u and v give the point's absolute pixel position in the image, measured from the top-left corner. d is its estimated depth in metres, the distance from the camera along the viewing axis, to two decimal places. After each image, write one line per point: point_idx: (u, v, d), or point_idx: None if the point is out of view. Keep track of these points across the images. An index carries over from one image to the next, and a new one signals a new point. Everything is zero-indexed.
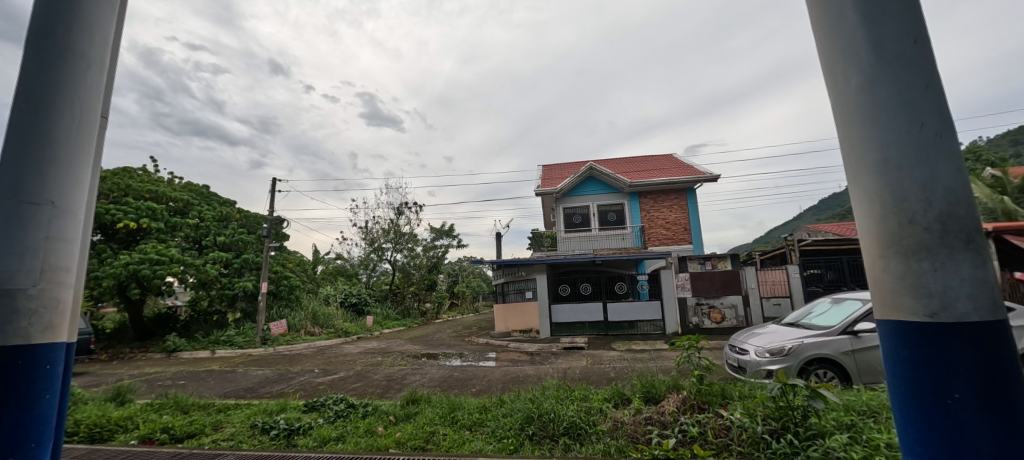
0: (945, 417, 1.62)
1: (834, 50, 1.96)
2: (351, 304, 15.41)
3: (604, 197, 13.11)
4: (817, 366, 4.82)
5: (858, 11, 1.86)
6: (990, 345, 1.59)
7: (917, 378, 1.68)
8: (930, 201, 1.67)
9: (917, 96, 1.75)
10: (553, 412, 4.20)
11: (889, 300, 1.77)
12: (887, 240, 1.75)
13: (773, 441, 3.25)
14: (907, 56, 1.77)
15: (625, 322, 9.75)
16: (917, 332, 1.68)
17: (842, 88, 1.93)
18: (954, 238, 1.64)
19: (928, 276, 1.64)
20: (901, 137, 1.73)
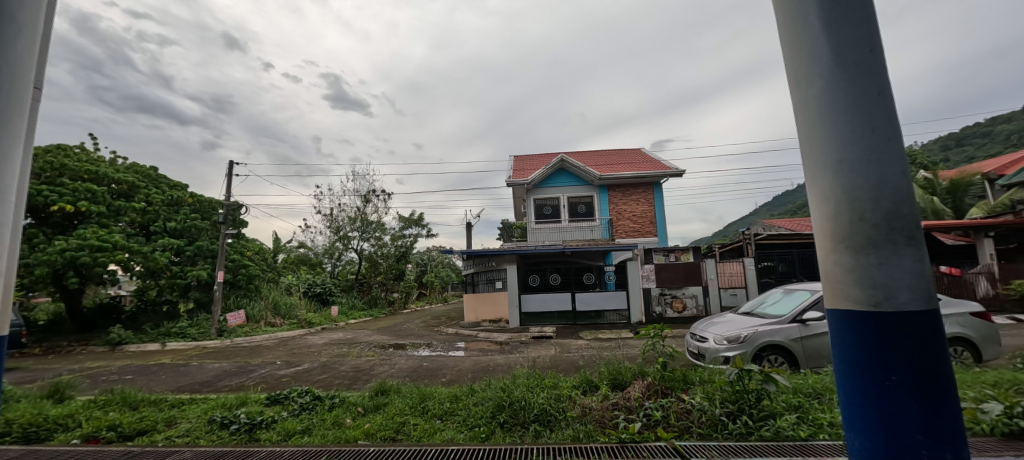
0: (885, 397, 1.79)
1: (798, 54, 2.07)
2: (315, 294, 14.92)
3: (574, 189, 13.28)
4: (771, 352, 5.15)
5: (821, 19, 1.98)
6: (923, 332, 1.76)
7: (863, 363, 1.84)
8: (879, 199, 1.81)
9: (870, 102, 1.88)
10: (524, 399, 4.24)
11: (839, 289, 1.92)
12: (839, 236, 1.89)
13: (730, 422, 3.45)
14: (864, 63, 1.90)
15: (593, 312, 10.01)
16: (864, 321, 1.83)
17: (803, 91, 2.05)
18: (898, 235, 1.80)
19: (875, 268, 1.79)
20: (855, 139, 1.86)
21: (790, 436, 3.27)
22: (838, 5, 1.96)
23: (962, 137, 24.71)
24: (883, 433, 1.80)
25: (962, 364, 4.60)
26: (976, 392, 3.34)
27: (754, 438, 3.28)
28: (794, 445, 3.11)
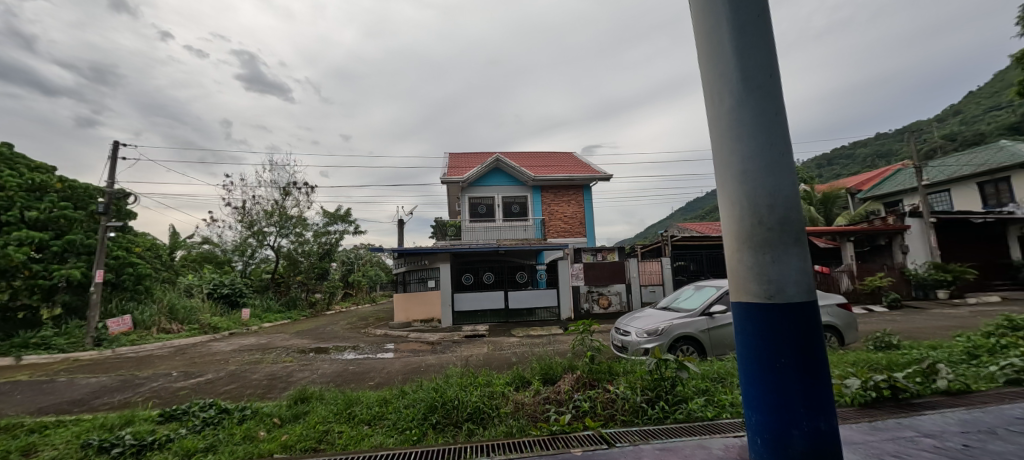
0: (776, 377, 2.16)
1: (712, 74, 2.37)
2: (222, 296, 13.33)
3: (509, 189, 13.43)
4: (683, 342, 5.68)
5: (733, 43, 2.30)
6: (807, 321, 2.14)
7: (759, 349, 2.21)
8: (774, 205, 2.17)
9: (770, 119, 2.23)
10: (457, 399, 4.18)
11: (741, 285, 2.27)
12: (742, 237, 2.24)
13: (649, 408, 3.74)
14: (765, 86, 2.24)
15: (525, 309, 10.18)
16: (761, 312, 2.18)
17: (716, 109, 2.37)
18: (788, 236, 2.16)
19: (770, 266, 2.15)
20: (756, 152, 2.21)
21: (699, 416, 3.62)
22: (745, 32, 2.28)
23: (832, 158, 29.33)
24: (774, 406, 2.19)
25: (829, 347, 5.37)
26: (843, 369, 3.93)
27: (670, 421, 3.59)
28: (703, 424, 3.45)
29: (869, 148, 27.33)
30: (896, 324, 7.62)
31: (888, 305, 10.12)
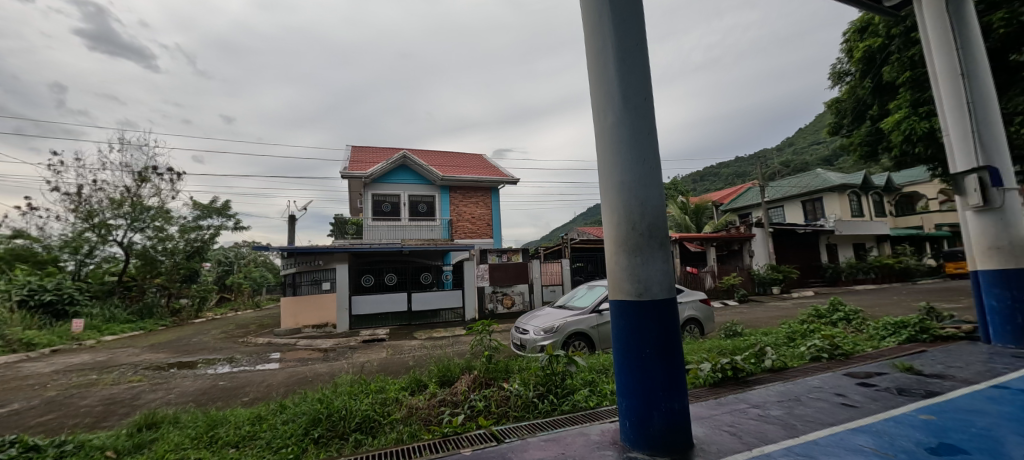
0: (642, 363, 2.78)
1: (603, 94, 3.04)
2: (44, 305, 10.90)
3: (416, 188, 13.11)
4: (576, 338, 6.12)
5: (618, 83, 2.99)
6: (666, 318, 2.79)
7: (630, 341, 2.82)
8: (644, 212, 2.86)
9: (643, 144, 2.93)
10: (345, 409, 3.91)
11: (619, 284, 2.91)
12: (619, 239, 2.90)
13: (540, 403, 3.94)
14: (639, 110, 2.95)
15: (429, 311, 10.07)
16: (632, 309, 2.82)
17: (602, 122, 3.04)
18: (654, 239, 2.85)
19: (640, 264, 2.83)
20: (632, 168, 2.90)
21: (582, 406, 3.93)
22: (627, 75, 2.99)
23: (704, 174, 34.02)
24: (641, 389, 2.78)
25: (692, 336, 6.14)
26: (699, 355, 4.62)
27: (557, 413, 3.83)
28: (586, 413, 3.75)
29: (730, 169, 32.36)
30: (743, 316, 9.11)
31: (741, 301, 12.17)
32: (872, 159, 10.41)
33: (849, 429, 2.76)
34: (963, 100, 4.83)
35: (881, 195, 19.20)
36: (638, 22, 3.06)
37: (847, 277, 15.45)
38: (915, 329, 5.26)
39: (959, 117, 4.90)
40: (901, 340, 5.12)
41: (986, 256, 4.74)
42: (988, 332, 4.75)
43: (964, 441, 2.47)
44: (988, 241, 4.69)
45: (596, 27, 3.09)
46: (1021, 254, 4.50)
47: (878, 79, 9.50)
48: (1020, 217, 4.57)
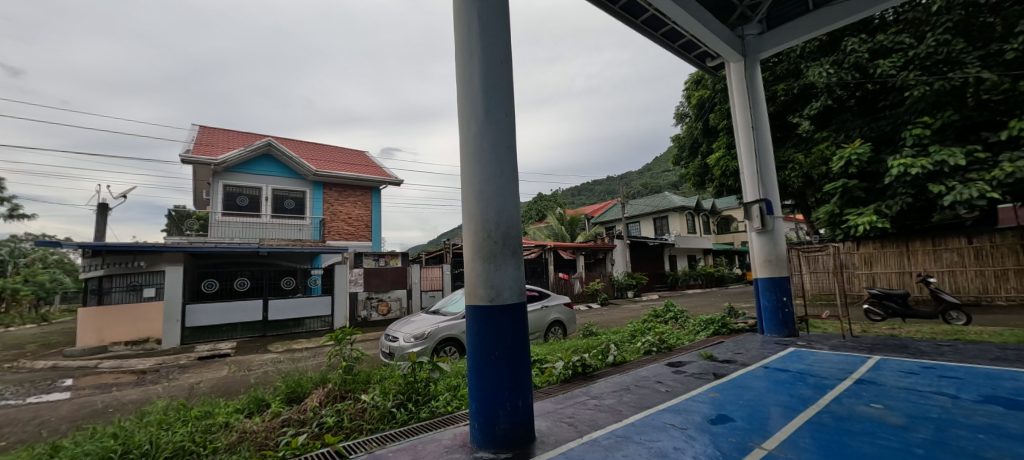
0: (491, 365, 2.89)
1: (468, 105, 3.14)
2: None
3: (281, 180, 11.93)
4: (447, 344, 6.12)
5: (483, 95, 3.11)
6: (516, 321, 2.96)
7: (481, 344, 2.92)
8: (499, 221, 3.01)
9: (502, 156, 3.08)
10: (149, 443, 3.20)
11: (474, 290, 3.00)
12: (476, 246, 3.01)
13: (398, 412, 3.83)
14: (501, 124, 3.10)
15: (291, 320, 9.19)
16: (484, 313, 2.93)
17: (466, 131, 3.13)
18: (508, 247, 3.01)
19: (493, 271, 2.96)
20: (491, 178, 3.03)
21: (441, 411, 3.96)
22: (491, 89, 3.12)
23: (580, 189, 37.46)
24: (489, 390, 2.90)
25: (555, 338, 6.60)
26: (556, 354, 5.05)
27: (413, 422, 3.77)
28: (444, 418, 3.79)
29: (602, 187, 36.37)
30: (599, 318, 10.26)
31: (602, 304, 13.95)
32: (702, 186, 12.67)
33: (659, 409, 3.29)
34: (755, 148, 6.45)
35: (710, 216, 23.36)
36: (505, 41, 3.23)
37: (681, 282, 18.39)
38: (719, 324, 6.83)
39: (751, 161, 6.54)
40: (709, 333, 6.59)
41: (764, 266, 6.39)
42: (763, 324, 6.43)
43: (734, 411, 3.21)
44: (766, 255, 6.33)
45: (465, 40, 3.19)
46: (783, 266, 6.22)
47: (708, 122, 11.65)
48: (781, 238, 6.34)
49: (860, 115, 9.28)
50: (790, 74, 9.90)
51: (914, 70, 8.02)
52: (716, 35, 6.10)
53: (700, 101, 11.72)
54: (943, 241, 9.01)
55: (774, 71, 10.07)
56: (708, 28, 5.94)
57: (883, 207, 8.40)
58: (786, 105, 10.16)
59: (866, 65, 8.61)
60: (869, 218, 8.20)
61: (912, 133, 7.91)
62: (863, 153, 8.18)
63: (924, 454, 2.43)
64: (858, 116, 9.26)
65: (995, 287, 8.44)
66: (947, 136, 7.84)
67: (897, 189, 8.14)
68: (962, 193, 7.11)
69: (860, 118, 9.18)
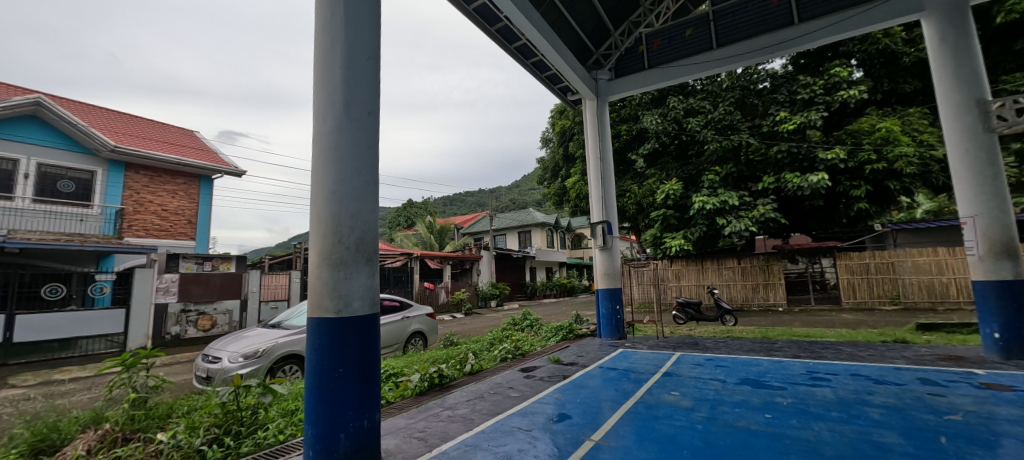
0: (334, 383, 2.64)
1: (324, 96, 2.85)
2: None
3: (59, 155, 9.14)
4: (286, 363, 5.32)
5: (344, 87, 2.87)
6: (367, 334, 2.76)
7: (324, 361, 2.65)
8: (354, 226, 2.79)
9: (362, 156, 2.87)
10: None
11: (317, 301, 2.71)
12: (324, 252, 2.73)
13: (211, 449, 3.07)
14: (362, 122, 2.89)
15: (55, 342, 6.93)
16: (329, 327, 2.66)
17: (321, 125, 2.84)
18: (361, 255, 2.80)
19: (342, 281, 2.72)
20: (347, 179, 2.80)
21: (270, 442, 3.34)
22: (354, 82, 2.90)
23: (452, 199, 37.69)
24: (329, 412, 2.62)
25: (415, 349, 6.40)
26: (412, 366, 4.88)
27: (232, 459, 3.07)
28: (275, 449, 3.20)
29: (473, 199, 37.17)
30: (460, 327, 10.34)
31: (465, 313, 14.12)
32: (560, 205, 13.90)
33: (508, 414, 3.40)
34: (601, 177, 7.35)
35: (567, 232, 25.73)
36: (372, 36, 3.05)
37: (539, 292, 19.74)
38: (567, 330, 7.48)
39: (598, 188, 7.43)
40: (558, 339, 7.18)
41: (604, 279, 7.22)
42: (601, 329, 7.26)
43: (572, 408, 3.52)
44: (605, 269, 7.18)
45: (327, 24, 2.91)
46: (618, 278, 7.13)
47: (567, 149, 12.91)
48: (617, 254, 7.26)
49: (677, 158, 11.30)
50: (630, 118, 11.61)
51: (711, 130, 10.17)
52: (576, 73, 6.82)
53: (562, 129, 12.92)
54: (725, 261, 11.50)
55: (619, 113, 11.66)
56: (570, 65, 6.61)
57: (688, 233, 10.50)
58: (626, 142, 11.75)
59: (681, 120, 10.55)
60: (679, 241, 10.43)
61: (708, 179, 10.10)
62: (675, 190, 10.23)
63: (705, 428, 2.99)
64: (675, 158, 11.28)
65: (755, 296, 11.14)
66: (727, 182, 10.28)
67: (697, 219, 10.23)
68: (737, 226, 9.50)
69: (676, 162, 11.19)
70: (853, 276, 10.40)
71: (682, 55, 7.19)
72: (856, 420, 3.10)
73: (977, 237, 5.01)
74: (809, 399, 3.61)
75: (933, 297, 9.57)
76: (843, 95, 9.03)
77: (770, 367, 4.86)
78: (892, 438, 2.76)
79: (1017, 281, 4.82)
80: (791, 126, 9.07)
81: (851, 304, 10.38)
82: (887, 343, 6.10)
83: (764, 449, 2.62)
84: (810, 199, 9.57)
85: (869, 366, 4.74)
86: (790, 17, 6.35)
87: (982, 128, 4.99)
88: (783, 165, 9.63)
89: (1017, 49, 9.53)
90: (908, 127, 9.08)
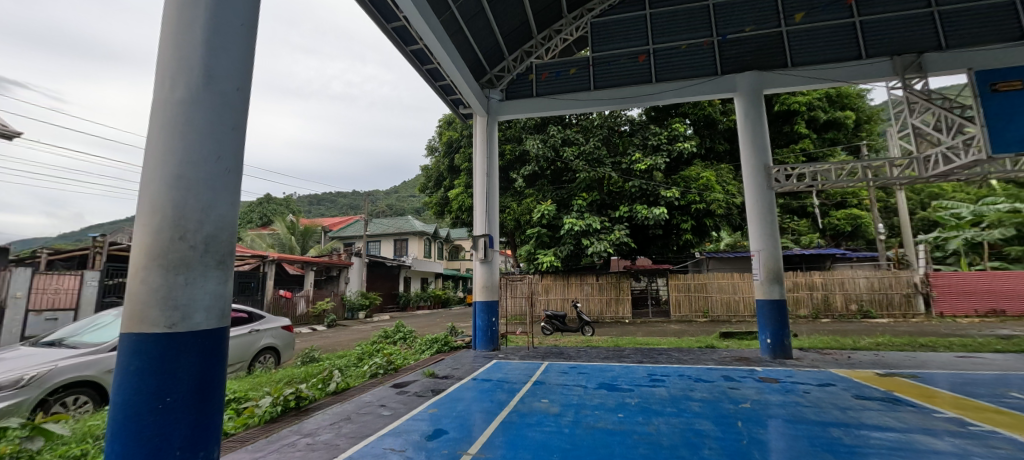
0: (154, 421, 1.87)
1: (173, 56, 2.13)
2: None
3: None
4: (70, 393, 3.59)
5: (206, 44, 2.18)
6: (210, 352, 2.04)
7: (140, 390, 1.88)
8: (204, 222, 2.05)
9: (223, 136, 2.18)
10: None
11: (136, 311, 1.92)
12: (154, 252, 1.95)
13: None
14: (227, 95, 2.21)
15: None
16: (152, 343, 1.90)
17: (165, 89, 2.09)
18: (211, 257, 2.07)
19: (180, 288, 1.96)
20: (197, 161, 2.07)
21: None
22: (221, 40, 2.23)
23: (321, 198, 34.61)
24: None
25: (264, 367, 5.64)
26: (263, 389, 4.30)
27: None
28: None
29: (345, 200, 34.73)
30: (322, 341, 9.46)
31: (328, 326, 12.96)
32: (441, 216, 13.89)
33: (380, 435, 3.25)
34: (487, 193, 7.59)
35: (444, 243, 25.69)
36: None
37: (412, 303, 19.21)
38: (442, 343, 7.43)
39: (483, 202, 7.67)
40: (432, 352, 7.08)
41: (482, 291, 7.44)
42: (476, 341, 7.40)
43: (448, 423, 3.52)
44: (484, 282, 7.40)
45: None
46: (495, 291, 7.40)
47: (453, 161, 13.04)
48: (496, 268, 7.55)
49: (552, 182, 12.28)
50: (513, 139, 12.31)
51: (582, 161, 11.35)
52: (470, 88, 7.00)
53: (449, 140, 13.01)
54: (585, 277, 12.82)
55: (505, 133, 12.29)
56: (466, 80, 6.76)
57: (557, 251, 11.49)
58: (509, 162, 12.45)
59: (559, 148, 11.58)
60: (550, 258, 11.34)
61: (578, 203, 11.24)
62: (550, 211, 11.09)
63: (570, 431, 3.30)
64: (550, 182, 12.24)
65: (607, 309, 12.63)
66: (593, 208, 11.54)
67: (566, 238, 11.24)
68: (598, 247, 10.76)
69: (551, 185, 12.17)
70: (680, 294, 12.50)
71: (566, 90, 7.92)
72: (683, 413, 3.76)
73: (760, 266, 6.55)
74: (649, 399, 4.24)
75: (729, 312, 12.12)
76: (680, 146, 10.97)
77: (618, 371, 5.57)
78: (707, 425, 3.43)
79: (782, 300, 6.42)
80: (643, 166, 10.75)
81: (676, 317, 12.47)
82: (701, 348, 7.51)
83: (617, 445, 3.00)
84: (654, 228, 11.29)
85: (689, 368, 5.78)
86: (649, 76, 7.53)
87: (766, 186, 6.60)
88: (634, 198, 11.22)
89: (785, 131, 12.91)
90: (720, 179, 11.44)
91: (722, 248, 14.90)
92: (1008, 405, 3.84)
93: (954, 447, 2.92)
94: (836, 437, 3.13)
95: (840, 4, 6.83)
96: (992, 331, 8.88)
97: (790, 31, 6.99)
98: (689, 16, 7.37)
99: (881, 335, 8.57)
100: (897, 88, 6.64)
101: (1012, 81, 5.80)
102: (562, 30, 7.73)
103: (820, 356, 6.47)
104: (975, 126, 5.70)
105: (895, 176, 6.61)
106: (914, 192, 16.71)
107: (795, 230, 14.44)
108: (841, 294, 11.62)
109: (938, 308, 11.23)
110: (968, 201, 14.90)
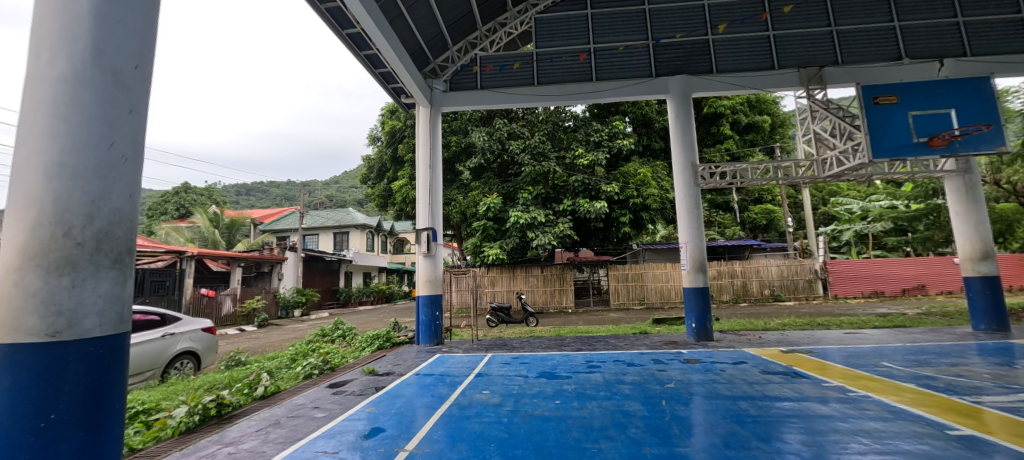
0: (35, 442, 1.66)
1: (52, 27, 1.87)
2: None
3: None
4: None
5: (95, 14, 1.93)
6: (104, 358, 1.84)
7: (16, 408, 1.65)
8: (94, 217, 1.84)
9: (118, 117, 1.96)
10: None
11: (9, 320, 1.68)
12: (31, 252, 1.72)
13: None
14: (122, 74, 1.98)
15: None
16: (32, 352, 1.68)
17: (41, 66, 1.84)
18: (103, 257, 1.86)
19: (64, 293, 1.75)
20: (81, 145, 1.83)
21: None
22: (119, 13, 2.01)
23: (251, 189, 32.23)
24: None
25: (181, 374, 5.13)
26: (176, 398, 3.95)
27: None
28: None
29: (279, 190, 32.74)
30: (250, 343, 8.82)
31: (257, 325, 12.12)
32: (384, 208, 13.45)
33: (312, 438, 3.14)
34: (430, 184, 7.47)
35: (388, 236, 24.93)
36: None
37: (353, 299, 18.47)
38: (383, 339, 7.22)
39: (426, 194, 7.54)
40: (372, 349, 6.87)
41: (425, 285, 7.32)
42: (419, 336, 7.29)
43: (385, 420, 3.46)
44: (428, 276, 7.31)
45: None
46: (439, 285, 7.32)
47: (396, 151, 12.63)
48: (440, 261, 7.44)
49: (498, 175, 12.35)
50: (459, 131, 12.24)
51: (528, 154, 11.49)
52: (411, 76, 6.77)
53: (392, 130, 12.65)
54: (530, 269, 13.03)
55: (450, 124, 12.15)
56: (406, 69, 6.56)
57: (503, 243, 11.57)
58: (455, 154, 12.29)
59: (504, 141, 11.63)
60: (496, 250, 11.39)
61: (523, 196, 11.36)
62: (496, 204, 11.15)
63: (509, 421, 3.37)
64: (496, 174, 12.32)
65: (552, 300, 12.96)
66: (537, 201, 11.79)
67: (512, 231, 11.38)
68: (543, 239, 11.00)
69: (497, 178, 12.17)
70: (619, 283, 13.09)
71: (509, 83, 7.96)
72: (614, 396, 3.97)
73: (688, 257, 7.04)
74: (586, 384, 4.43)
75: (662, 299, 12.96)
76: (619, 143, 11.43)
77: (558, 360, 5.75)
78: (636, 406, 3.66)
79: (706, 287, 6.96)
80: (586, 161, 11.07)
81: (615, 305, 13.06)
82: (635, 334, 7.94)
83: (552, 431, 3.12)
84: (596, 221, 11.77)
85: (624, 353, 6.10)
86: (589, 74, 7.78)
87: (694, 182, 7.08)
88: (577, 192, 11.60)
89: (712, 132, 13.91)
90: (655, 175, 12.09)
91: (657, 239, 15.80)
92: (880, 373, 4.48)
93: (837, 411, 3.36)
94: (745, 409, 3.47)
95: (757, 17, 7.45)
96: (874, 310, 10.27)
97: (715, 39, 7.52)
98: (626, 18, 7.68)
99: (788, 317, 9.57)
100: (801, 96, 7.38)
101: (890, 95, 6.61)
102: (506, 24, 7.68)
103: (737, 338, 7.11)
104: (861, 134, 6.46)
105: (799, 175, 7.33)
106: (818, 189, 18.73)
107: (721, 223, 15.64)
108: (757, 281, 12.76)
109: (834, 290, 12.76)
110: (859, 198, 17.03)
